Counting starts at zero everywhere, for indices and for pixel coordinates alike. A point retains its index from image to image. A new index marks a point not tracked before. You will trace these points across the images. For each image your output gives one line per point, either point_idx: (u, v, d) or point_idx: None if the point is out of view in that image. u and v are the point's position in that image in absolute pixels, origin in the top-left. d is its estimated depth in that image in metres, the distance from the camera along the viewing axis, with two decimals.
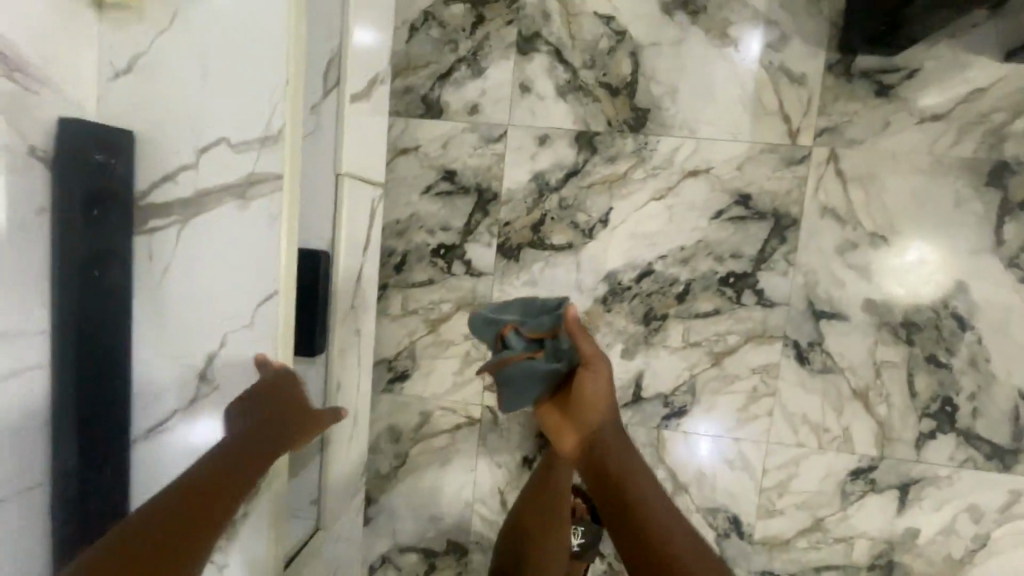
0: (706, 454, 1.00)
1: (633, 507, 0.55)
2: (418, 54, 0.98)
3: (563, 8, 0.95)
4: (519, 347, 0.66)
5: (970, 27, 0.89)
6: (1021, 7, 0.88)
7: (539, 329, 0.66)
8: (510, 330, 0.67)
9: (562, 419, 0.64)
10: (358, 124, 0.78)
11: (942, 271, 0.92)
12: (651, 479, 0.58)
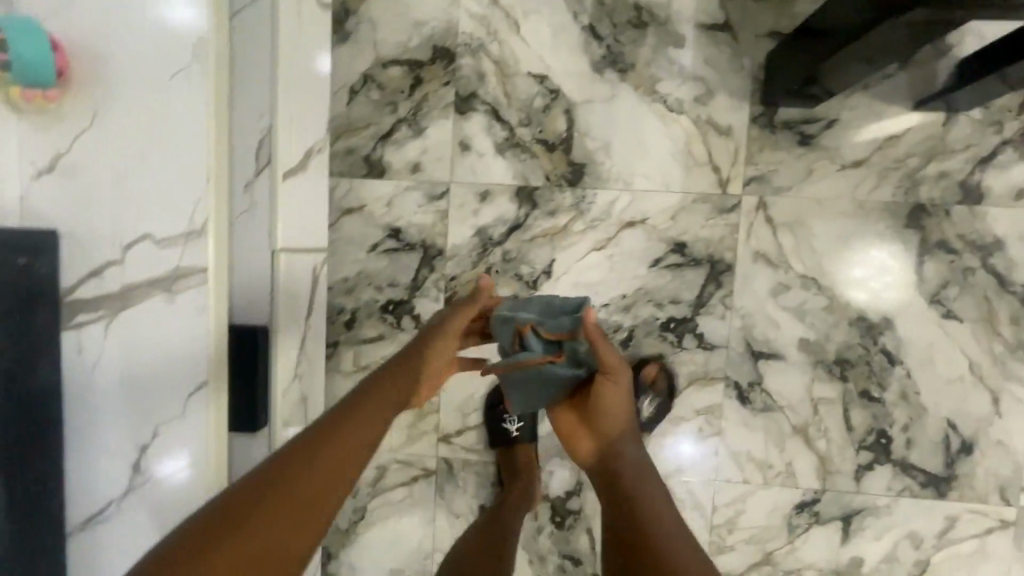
0: (690, 454, 1.01)
1: (645, 545, 0.50)
2: (358, 117, 1.02)
3: (498, 70, 0.99)
4: (538, 349, 0.61)
5: (883, 78, 0.94)
6: (928, 59, 0.93)
7: (558, 330, 0.61)
8: (529, 330, 0.61)
9: (579, 422, 0.61)
10: (294, 197, 0.82)
11: (869, 310, 0.97)
12: (676, 522, 0.52)
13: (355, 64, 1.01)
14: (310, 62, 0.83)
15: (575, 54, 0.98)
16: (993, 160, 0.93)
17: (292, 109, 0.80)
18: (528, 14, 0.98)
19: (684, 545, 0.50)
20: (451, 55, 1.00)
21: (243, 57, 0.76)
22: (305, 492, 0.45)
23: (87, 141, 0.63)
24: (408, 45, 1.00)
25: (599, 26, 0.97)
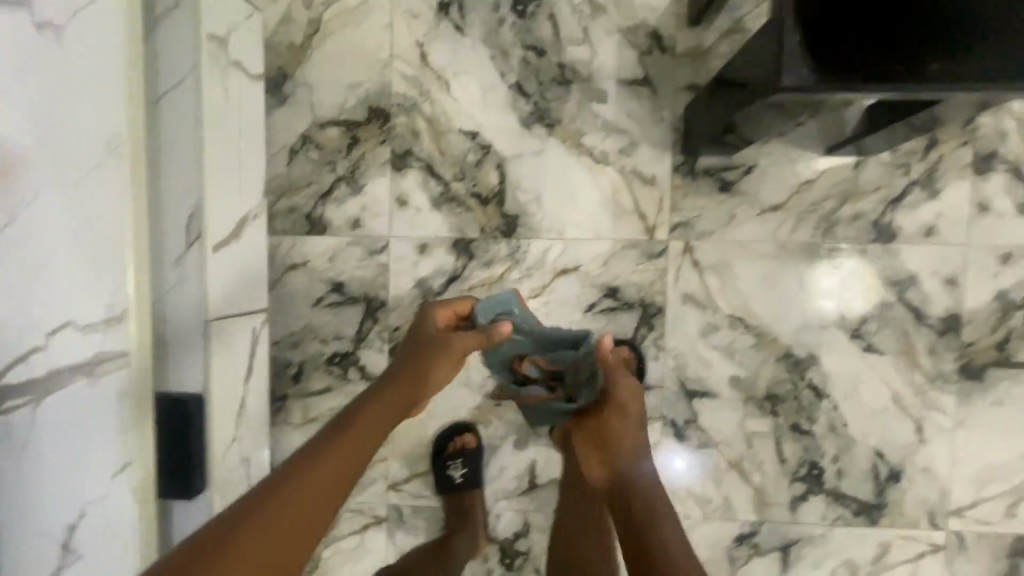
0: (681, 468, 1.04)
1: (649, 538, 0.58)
2: (298, 176, 1.05)
3: (432, 127, 1.03)
4: (540, 376, 0.84)
5: (795, 125, 0.98)
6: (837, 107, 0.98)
7: (559, 362, 0.80)
8: (529, 363, 0.84)
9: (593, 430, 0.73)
10: (227, 264, 0.85)
11: (796, 346, 1.01)
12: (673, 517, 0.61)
13: (294, 125, 1.05)
14: (241, 134, 0.88)
15: (505, 111, 1.02)
16: (903, 200, 0.98)
17: (223, 181, 0.84)
18: (458, 73, 1.02)
19: (689, 569, 0.55)
20: (386, 114, 1.03)
21: (171, 136, 0.80)
22: (343, 464, 0.56)
23: (29, 222, 0.59)
24: (344, 105, 1.04)
25: (525, 84, 1.01)
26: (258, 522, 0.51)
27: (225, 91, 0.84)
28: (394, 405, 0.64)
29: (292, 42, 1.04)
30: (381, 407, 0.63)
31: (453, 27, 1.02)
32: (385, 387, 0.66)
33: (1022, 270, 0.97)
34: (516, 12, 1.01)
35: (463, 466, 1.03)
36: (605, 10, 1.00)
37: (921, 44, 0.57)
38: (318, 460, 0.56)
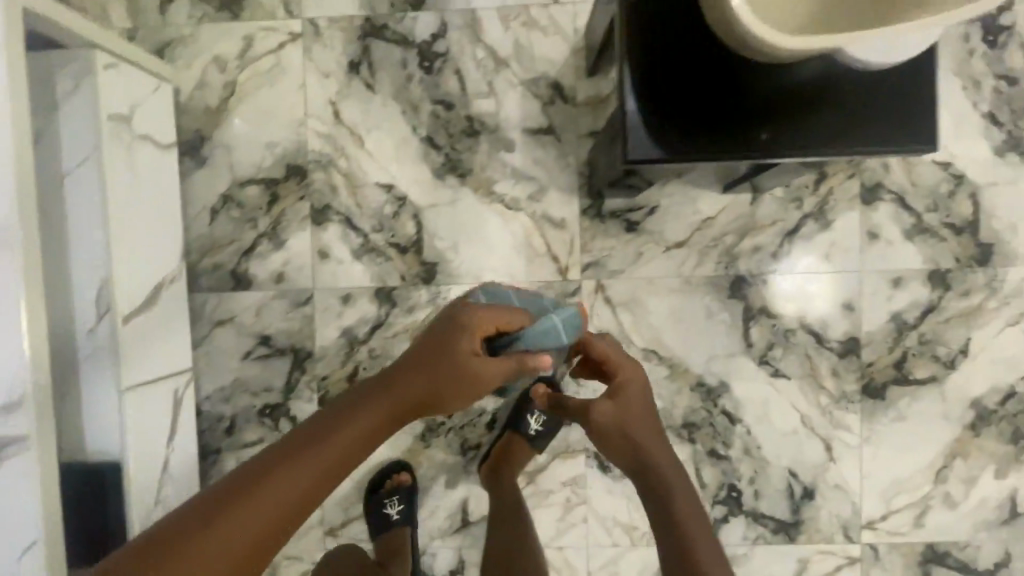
0: None
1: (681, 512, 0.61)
2: (221, 235, 1.08)
3: (349, 181, 1.06)
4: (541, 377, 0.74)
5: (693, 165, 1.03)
6: None
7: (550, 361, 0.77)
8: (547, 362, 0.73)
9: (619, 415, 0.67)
10: (140, 331, 0.88)
11: (707, 375, 1.05)
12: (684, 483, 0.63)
13: (215, 185, 1.08)
14: (150, 203, 0.91)
15: (418, 163, 1.06)
16: (798, 231, 1.04)
17: (133, 252, 0.87)
18: (371, 129, 1.06)
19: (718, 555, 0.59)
20: (303, 170, 1.07)
21: (75, 213, 0.81)
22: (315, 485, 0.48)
23: None
24: (263, 164, 1.07)
25: (436, 136, 1.05)
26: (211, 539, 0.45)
27: (132, 166, 0.87)
28: (384, 421, 0.52)
29: (209, 105, 1.07)
30: (375, 417, 0.52)
31: (364, 85, 1.06)
32: (383, 392, 0.53)
33: (913, 291, 1.03)
34: (423, 69, 1.05)
35: (400, 502, 1.03)
36: (507, 64, 1.04)
37: (769, 116, 0.62)
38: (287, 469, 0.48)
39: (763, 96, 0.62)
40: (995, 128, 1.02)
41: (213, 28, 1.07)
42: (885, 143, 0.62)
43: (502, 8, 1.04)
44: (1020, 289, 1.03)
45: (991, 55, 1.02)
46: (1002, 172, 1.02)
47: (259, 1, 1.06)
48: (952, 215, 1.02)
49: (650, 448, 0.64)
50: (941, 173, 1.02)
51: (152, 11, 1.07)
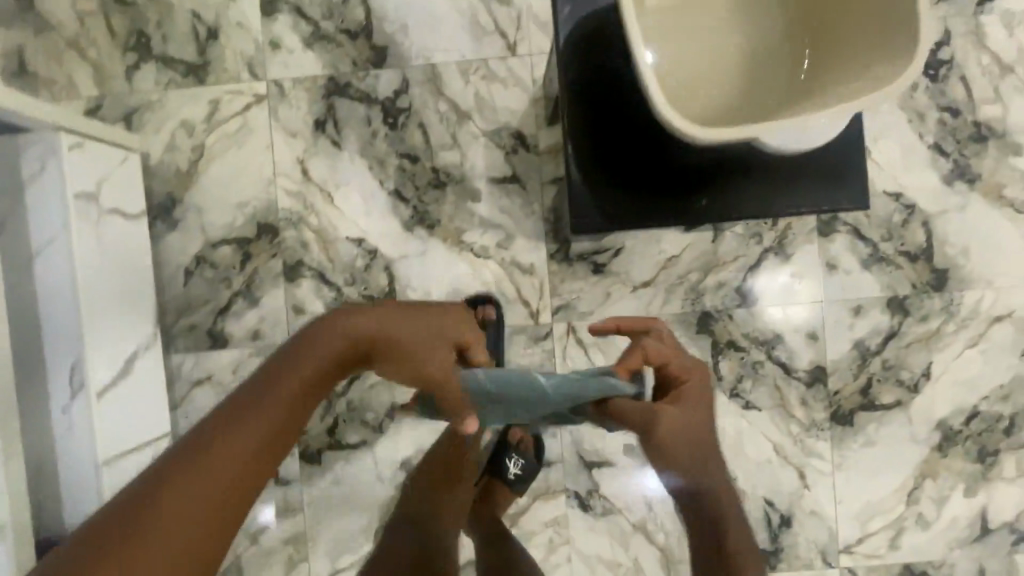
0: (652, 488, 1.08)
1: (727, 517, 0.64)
2: (196, 295, 1.09)
3: (320, 237, 1.08)
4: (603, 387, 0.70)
5: None
6: None
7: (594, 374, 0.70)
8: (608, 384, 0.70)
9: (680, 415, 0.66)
10: (115, 402, 0.89)
11: None
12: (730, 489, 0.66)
13: (187, 246, 1.09)
14: (122, 271, 0.92)
15: (386, 216, 1.08)
16: (759, 266, 1.07)
17: (104, 323, 0.88)
18: (339, 185, 1.08)
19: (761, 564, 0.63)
20: (275, 228, 1.08)
21: (47, 288, 0.83)
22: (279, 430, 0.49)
23: None
24: (234, 224, 1.09)
25: (403, 189, 1.07)
26: (176, 503, 0.43)
27: (101, 239, 0.88)
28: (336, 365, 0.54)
29: (178, 168, 1.09)
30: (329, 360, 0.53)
31: (330, 142, 1.08)
32: (334, 339, 0.54)
33: (873, 319, 1.06)
34: (387, 124, 1.07)
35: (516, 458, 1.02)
36: (470, 117, 1.07)
37: (702, 186, 0.78)
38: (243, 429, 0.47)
39: (689, 165, 0.78)
40: (941, 158, 1.06)
41: (180, 93, 1.08)
42: (798, 203, 0.79)
43: (461, 62, 1.07)
44: (976, 311, 1.06)
45: (933, 88, 1.06)
46: (950, 200, 1.06)
47: (223, 65, 1.08)
48: (906, 243, 1.06)
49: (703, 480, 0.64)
50: (893, 204, 1.06)
51: (117, 78, 1.09)
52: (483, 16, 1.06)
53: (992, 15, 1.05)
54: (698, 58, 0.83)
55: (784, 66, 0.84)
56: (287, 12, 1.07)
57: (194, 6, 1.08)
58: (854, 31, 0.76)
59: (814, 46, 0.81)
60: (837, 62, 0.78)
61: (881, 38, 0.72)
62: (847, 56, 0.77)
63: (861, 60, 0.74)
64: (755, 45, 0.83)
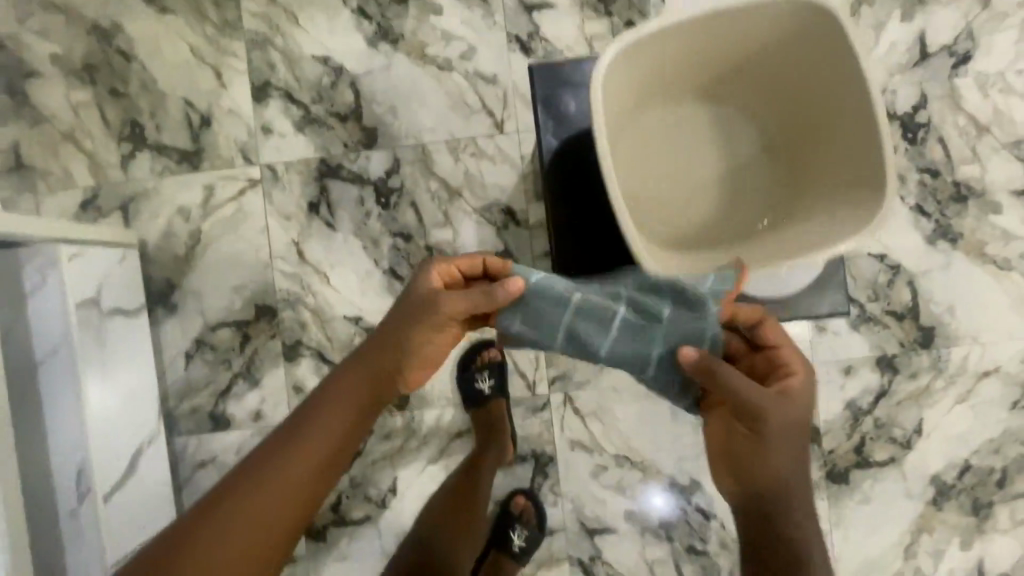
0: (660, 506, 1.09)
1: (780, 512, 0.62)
2: (197, 378, 1.10)
3: (317, 317, 1.10)
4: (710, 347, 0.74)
5: None
6: None
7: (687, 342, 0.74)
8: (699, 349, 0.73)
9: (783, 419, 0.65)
10: (122, 503, 0.90)
11: (679, 475, 1.09)
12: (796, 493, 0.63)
13: (187, 331, 1.10)
14: (127, 372, 0.94)
15: (383, 294, 1.10)
16: None
17: (109, 427, 0.89)
18: (335, 265, 1.10)
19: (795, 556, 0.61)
20: (273, 310, 1.10)
21: (54, 400, 0.85)
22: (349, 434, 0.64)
23: None
24: (232, 307, 1.10)
25: (398, 267, 1.09)
26: (261, 489, 0.59)
27: (103, 344, 0.90)
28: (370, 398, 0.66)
29: (176, 254, 1.10)
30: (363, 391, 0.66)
31: (325, 224, 1.09)
32: (366, 365, 0.67)
33: (863, 378, 1.09)
34: (380, 204, 1.09)
35: (524, 534, 1.07)
36: (461, 194, 1.09)
37: None
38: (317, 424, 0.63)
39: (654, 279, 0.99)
40: (923, 219, 1.08)
41: (175, 180, 1.10)
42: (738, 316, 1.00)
43: (450, 141, 1.09)
44: (963, 367, 1.09)
45: (912, 150, 1.08)
46: (934, 259, 1.08)
47: (217, 151, 1.10)
48: (892, 303, 1.08)
49: (786, 451, 0.63)
50: (879, 265, 1.08)
51: (113, 167, 1.10)
52: (471, 95, 1.09)
53: (966, 77, 1.08)
54: (667, 178, 0.92)
55: (760, 189, 0.93)
56: (277, 97, 1.09)
57: (186, 94, 1.09)
58: (820, 166, 0.87)
59: (792, 169, 0.92)
60: (813, 190, 0.89)
61: (855, 180, 0.82)
62: (817, 192, 0.88)
63: (825, 202, 0.86)
64: (727, 166, 0.93)
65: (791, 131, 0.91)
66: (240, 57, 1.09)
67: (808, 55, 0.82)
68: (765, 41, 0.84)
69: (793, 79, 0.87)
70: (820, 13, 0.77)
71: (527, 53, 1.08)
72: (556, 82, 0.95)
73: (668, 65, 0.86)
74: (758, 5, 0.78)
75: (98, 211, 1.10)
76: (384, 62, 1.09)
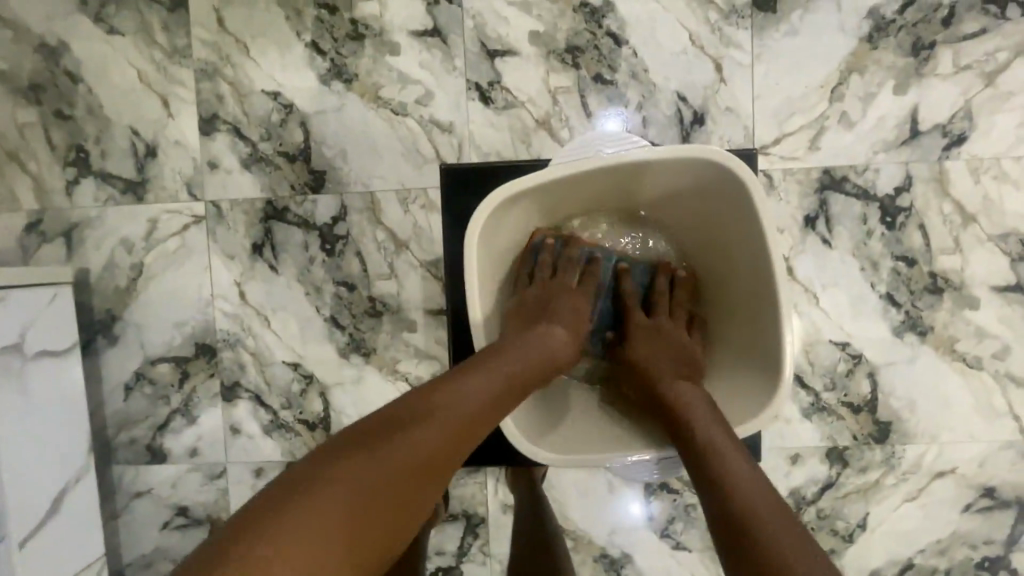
0: (634, 512, 1.07)
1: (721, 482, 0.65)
2: (136, 410, 1.10)
3: (256, 360, 1.08)
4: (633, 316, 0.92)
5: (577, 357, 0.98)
6: None
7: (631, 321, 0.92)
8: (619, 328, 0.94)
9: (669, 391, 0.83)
10: (44, 543, 0.91)
11: (610, 547, 1.08)
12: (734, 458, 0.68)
13: (127, 363, 1.10)
14: (50, 415, 0.94)
15: (322, 342, 1.07)
16: None
17: (28, 472, 0.89)
18: (275, 309, 1.07)
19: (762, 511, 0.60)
20: (213, 349, 1.08)
21: None
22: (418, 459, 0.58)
23: None
24: (173, 342, 1.09)
25: (340, 316, 1.06)
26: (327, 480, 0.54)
27: (23, 390, 0.89)
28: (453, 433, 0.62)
29: (118, 286, 1.09)
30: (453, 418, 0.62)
31: (267, 265, 1.06)
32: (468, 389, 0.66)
33: (810, 468, 1.05)
34: (324, 251, 1.05)
35: None
36: (408, 247, 1.04)
37: None
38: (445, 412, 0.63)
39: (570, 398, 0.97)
40: (893, 308, 1.02)
41: (119, 211, 1.07)
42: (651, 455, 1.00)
43: (400, 190, 1.04)
44: (917, 466, 1.04)
45: (890, 235, 1.01)
46: (899, 352, 1.02)
47: (162, 183, 1.06)
48: (849, 394, 1.03)
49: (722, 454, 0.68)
50: (839, 353, 1.03)
51: (57, 192, 1.08)
52: (425, 143, 1.03)
53: (958, 159, 0.99)
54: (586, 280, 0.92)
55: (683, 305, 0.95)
56: (224, 131, 1.05)
57: (133, 122, 1.06)
58: (725, 322, 0.89)
59: (704, 313, 0.93)
60: (722, 348, 0.90)
61: (753, 354, 0.84)
62: (735, 319, 0.87)
63: (725, 357, 0.89)
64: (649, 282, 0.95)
65: (715, 249, 0.89)
66: (188, 87, 1.05)
67: (724, 210, 0.82)
68: (687, 185, 0.84)
69: (711, 225, 0.87)
70: (732, 175, 0.77)
71: (486, 102, 1.02)
72: (461, 184, 0.99)
73: (584, 188, 0.86)
74: (680, 158, 0.77)
75: (42, 235, 1.08)
76: (336, 102, 1.03)
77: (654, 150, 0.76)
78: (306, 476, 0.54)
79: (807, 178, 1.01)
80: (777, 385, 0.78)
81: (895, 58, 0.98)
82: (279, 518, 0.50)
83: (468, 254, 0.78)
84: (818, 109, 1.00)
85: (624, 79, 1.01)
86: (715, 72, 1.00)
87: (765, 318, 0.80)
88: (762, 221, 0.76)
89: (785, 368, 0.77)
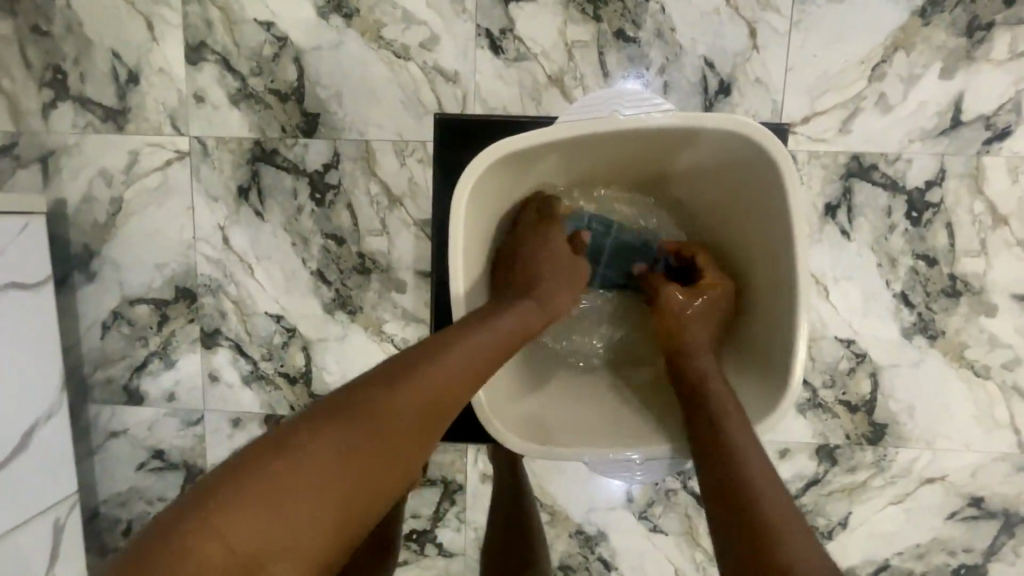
0: (615, 488, 1.06)
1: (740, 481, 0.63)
2: (113, 350, 1.07)
3: (238, 309, 1.04)
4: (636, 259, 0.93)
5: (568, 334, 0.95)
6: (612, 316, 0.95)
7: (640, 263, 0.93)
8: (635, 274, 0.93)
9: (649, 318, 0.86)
10: (15, 477, 0.90)
11: (586, 525, 1.07)
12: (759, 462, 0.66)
13: (105, 301, 1.06)
14: (22, 349, 0.91)
15: (308, 295, 1.02)
16: None
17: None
18: (260, 257, 1.02)
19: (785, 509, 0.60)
20: (193, 294, 1.04)
21: None
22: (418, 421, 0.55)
23: None
24: (152, 284, 1.04)
25: (326, 271, 1.01)
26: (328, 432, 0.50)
27: None
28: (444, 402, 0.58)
29: (96, 220, 1.03)
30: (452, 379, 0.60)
31: (254, 211, 1.01)
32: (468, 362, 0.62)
33: (798, 464, 1.03)
34: (313, 200, 1.00)
35: None
36: (402, 203, 0.99)
37: None
38: (380, 397, 0.54)
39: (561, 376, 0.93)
40: (906, 310, 0.97)
41: (97, 140, 1.01)
42: None
43: (398, 141, 0.97)
44: (908, 470, 1.01)
45: (913, 232, 0.95)
46: (905, 354, 0.98)
47: (144, 114, 0.99)
48: (847, 393, 1.00)
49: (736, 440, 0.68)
50: (841, 350, 0.99)
51: (33, 115, 1.01)
52: (427, 91, 0.96)
53: (998, 156, 0.92)
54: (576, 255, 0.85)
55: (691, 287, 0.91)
56: (212, 62, 0.97)
57: (114, 44, 0.98)
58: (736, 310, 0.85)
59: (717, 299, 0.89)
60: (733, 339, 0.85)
61: (760, 347, 0.79)
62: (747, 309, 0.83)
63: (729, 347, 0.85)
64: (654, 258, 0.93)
65: (734, 231, 0.83)
66: (174, 9, 0.96)
67: (750, 190, 0.76)
68: (711, 159, 0.79)
69: (734, 206, 0.81)
70: (761, 151, 0.70)
71: (496, 51, 0.94)
72: (455, 142, 0.95)
73: (597, 152, 0.81)
74: (706, 127, 0.70)
75: (16, 160, 1.02)
76: (334, 39, 0.95)
77: (675, 117, 0.70)
78: (309, 427, 0.50)
79: (833, 163, 0.94)
80: (784, 386, 0.73)
81: (946, 37, 0.90)
82: (266, 467, 0.46)
83: (455, 221, 0.72)
84: (855, 87, 0.92)
85: (648, 38, 0.92)
86: (748, 37, 0.92)
87: (778, 308, 0.75)
88: (789, 210, 0.70)
89: (794, 371, 0.72)
